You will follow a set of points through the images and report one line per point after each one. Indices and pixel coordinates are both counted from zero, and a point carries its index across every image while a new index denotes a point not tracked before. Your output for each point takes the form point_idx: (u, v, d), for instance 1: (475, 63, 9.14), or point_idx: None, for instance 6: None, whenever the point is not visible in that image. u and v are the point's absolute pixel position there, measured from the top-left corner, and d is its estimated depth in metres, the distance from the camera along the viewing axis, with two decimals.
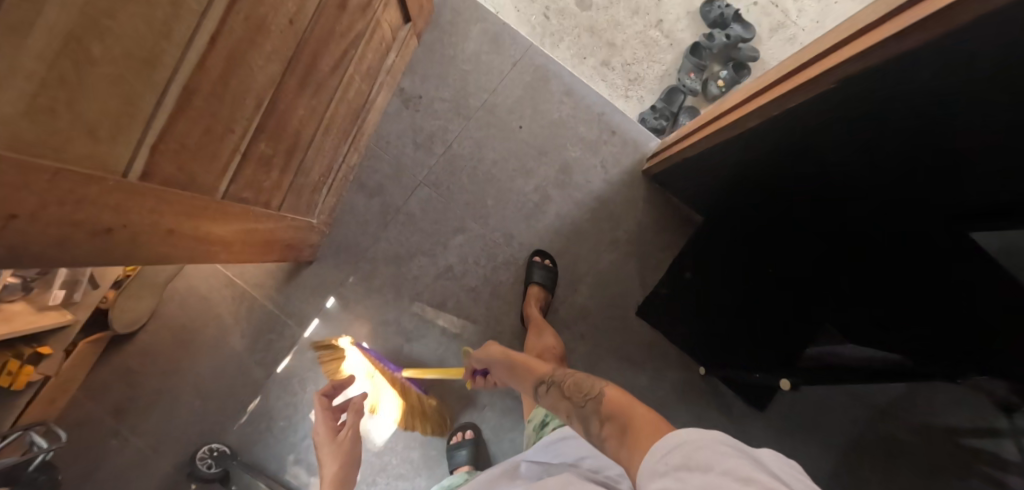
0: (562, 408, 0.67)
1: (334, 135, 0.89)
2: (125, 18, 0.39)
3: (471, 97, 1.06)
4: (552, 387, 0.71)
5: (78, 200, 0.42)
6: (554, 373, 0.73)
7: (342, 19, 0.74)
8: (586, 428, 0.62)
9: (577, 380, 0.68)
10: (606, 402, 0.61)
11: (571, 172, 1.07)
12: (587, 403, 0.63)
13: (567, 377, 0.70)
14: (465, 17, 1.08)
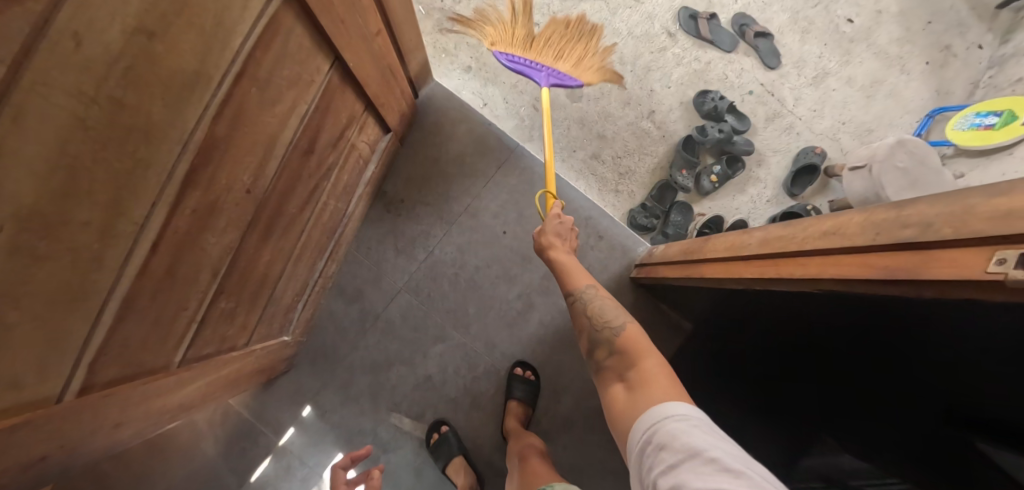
0: (581, 319, 0.72)
1: (310, 255, 0.86)
2: (36, 273, 0.36)
3: (453, 201, 1.05)
4: (575, 302, 0.74)
5: (7, 454, 0.39)
6: (584, 287, 0.75)
7: (311, 161, 0.72)
8: (591, 351, 0.68)
9: (601, 307, 0.70)
10: (620, 340, 0.65)
11: (556, 279, 1.05)
12: (603, 331, 0.67)
13: (590, 298, 0.73)
14: (450, 118, 1.07)
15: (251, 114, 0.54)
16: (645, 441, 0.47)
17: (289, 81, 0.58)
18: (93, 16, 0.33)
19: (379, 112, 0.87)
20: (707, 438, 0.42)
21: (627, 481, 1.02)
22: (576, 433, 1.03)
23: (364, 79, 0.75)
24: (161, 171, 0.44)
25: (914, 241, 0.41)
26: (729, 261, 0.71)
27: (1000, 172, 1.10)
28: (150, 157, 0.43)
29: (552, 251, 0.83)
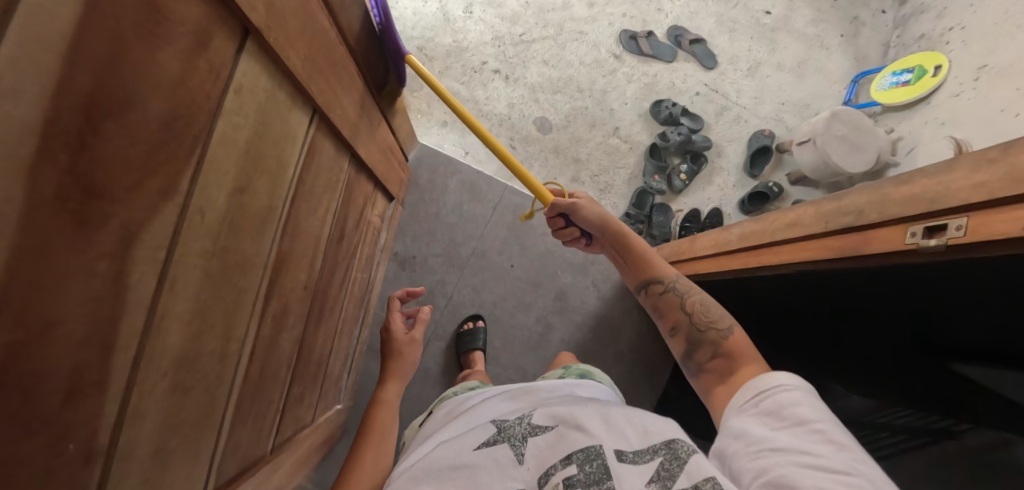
0: (676, 314, 0.67)
1: (348, 325, 0.93)
2: (184, 400, 0.45)
3: (460, 246, 1.14)
4: (668, 295, 0.69)
5: None
6: (676, 281, 0.70)
7: (342, 246, 0.80)
8: (688, 351, 0.64)
9: (705, 305, 0.65)
10: (727, 343, 0.61)
11: (568, 297, 1.14)
12: (708, 332, 0.63)
13: (691, 294, 0.68)
14: (441, 173, 1.17)
15: (302, 224, 0.63)
16: (741, 400, 0.53)
17: (324, 187, 0.68)
18: (207, 194, 0.42)
19: (384, 186, 0.96)
20: (813, 412, 0.47)
21: None
22: None
23: (371, 163, 0.85)
24: (251, 291, 0.53)
25: (855, 226, 0.55)
26: (717, 257, 0.84)
27: (921, 120, 1.29)
28: (244, 282, 0.52)
29: (631, 241, 0.76)
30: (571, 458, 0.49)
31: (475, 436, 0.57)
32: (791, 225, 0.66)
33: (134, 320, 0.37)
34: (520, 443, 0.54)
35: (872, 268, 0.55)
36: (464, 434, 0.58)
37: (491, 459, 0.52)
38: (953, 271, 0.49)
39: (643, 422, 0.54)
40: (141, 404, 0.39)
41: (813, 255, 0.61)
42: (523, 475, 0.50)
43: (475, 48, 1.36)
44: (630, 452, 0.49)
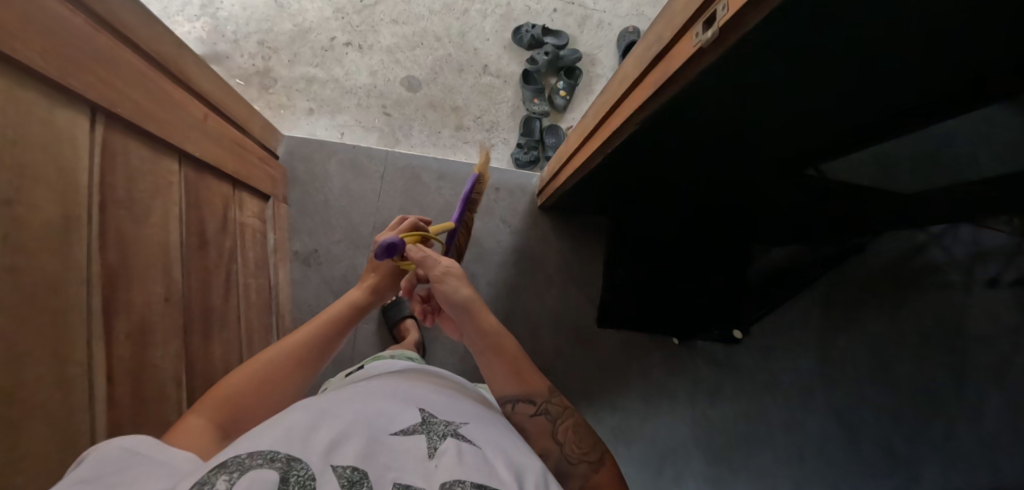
0: (546, 441, 0.63)
1: (258, 336, 0.90)
2: (30, 432, 0.44)
3: (360, 226, 1.09)
4: (539, 417, 0.64)
5: None
6: (545, 402, 0.66)
7: (210, 253, 0.76)
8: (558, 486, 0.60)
9: (578, 434, 0.63)
10: (596, 477, 0.60)
11: (482, 241, 1.12)
12: (579, 466, 0.61)
13: (563, 420, 0.65)
14: (318, 160, 1.11)
15: (130, 233, 0.59)
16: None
17: (150, 192, 0.64)
18: None
19: (249, 185, 0.91)
20: None
21: (621, 361, 1.18)
22: (569, 350, 1.14)
23: (214, 160, 0.79)
24: (80, 310, 0.51)
25: (659, 53, 0.55)
26: (587, 143, 0.84)
27: None
28: (61, 302, 0.48)
29: (501, 345, 0.68)
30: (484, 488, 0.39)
31: (396, 416, 0.47)
32: (625, 84, 0.66)
33: None
34: (441, 438, 0.44)
35: (692, 90, 0.57)
36: (386, 406, 0.48)
37: (402, 448, 0.42)
38: (751, 56, 0.49)
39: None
40: None
41: (644, 95, 0.61)
42: (429, 471, 0.40)
43: (318, 26, 1.29)
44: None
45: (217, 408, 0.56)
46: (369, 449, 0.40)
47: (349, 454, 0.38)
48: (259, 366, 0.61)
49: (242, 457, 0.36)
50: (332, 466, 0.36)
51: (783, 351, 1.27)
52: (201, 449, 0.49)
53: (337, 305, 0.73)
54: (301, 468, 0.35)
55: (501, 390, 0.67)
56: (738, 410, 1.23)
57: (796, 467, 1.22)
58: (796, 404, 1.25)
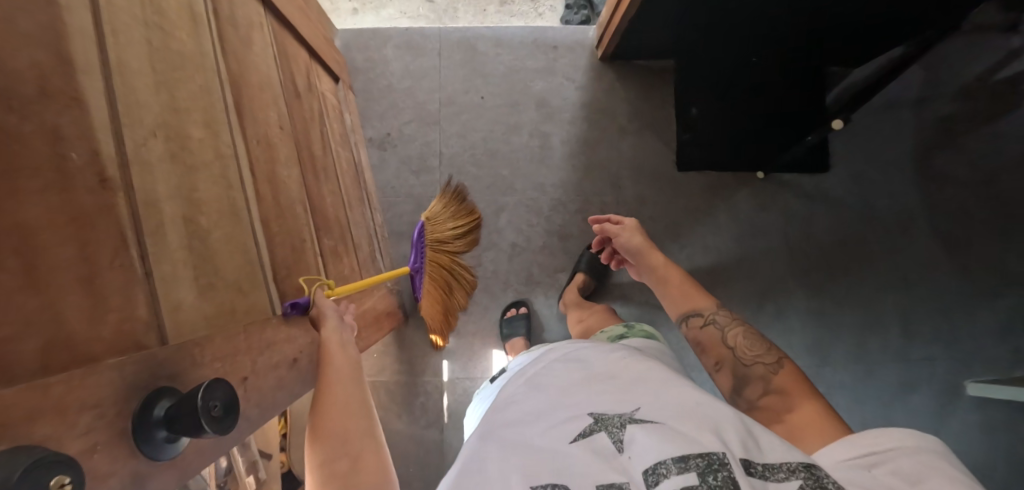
0: (718, 349, 0.67)
1: (356, 203, 0.92)
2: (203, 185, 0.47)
3: (427, 103, 1.09)
4: (709, 329, 0.69)
5: (265, 348, 0.48)
6: (713, 314, 0.70)
7: (304, 105, 0.78)
8: (736, 387, 0.64)
9: (748, 339, 0.66)
10: (776, 379, 0.61)
11: (549, 101, 1.10)
12: (754, 367, 0.63)
13: (732, 328, 0.68)
14: (374, 46, 1.10)
15: (240, 51, 0.61)
16: (844, 455, 0.43)
17: (246, 22, 0.65)
18: None
19: (321, 59, 0.92)
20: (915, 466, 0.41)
21: (709, 207, 1.13)
22: (654, 199, 1.11)
23: (290, 19, 0.80)
24: (216, 98, 0.53)
25: None
26: None
27: None
28: (201, 83, 0.51)
29: (668, 278, 0.79)
30: (687, 458, 0.38)
31: (564, 424, 0.45)
32: None
33: (89, 51, 0.36)
34: (621, 428, 0.43)
35: None
36: (553, 411, 0.48)
37: (591, 451, 0.42)
38: None
39: (764, 435, 0.42)
40: (145, 155, 0.40)
41: None
42: (625, 465, 0.40)
43: None
44: (758, 464, 0.38)
45: (326, 448, 0.45)
46: (558, 466, 0.40)
47: (541, 474, 0.40)
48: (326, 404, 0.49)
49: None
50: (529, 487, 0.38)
51: (879, 176, 1.20)
52: None
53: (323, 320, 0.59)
54: None
55: (671, 311, 0.76)
56: (837, 243, 1.18)
57: (898, 289, 1.19)
58: (894, 228, 1.20)
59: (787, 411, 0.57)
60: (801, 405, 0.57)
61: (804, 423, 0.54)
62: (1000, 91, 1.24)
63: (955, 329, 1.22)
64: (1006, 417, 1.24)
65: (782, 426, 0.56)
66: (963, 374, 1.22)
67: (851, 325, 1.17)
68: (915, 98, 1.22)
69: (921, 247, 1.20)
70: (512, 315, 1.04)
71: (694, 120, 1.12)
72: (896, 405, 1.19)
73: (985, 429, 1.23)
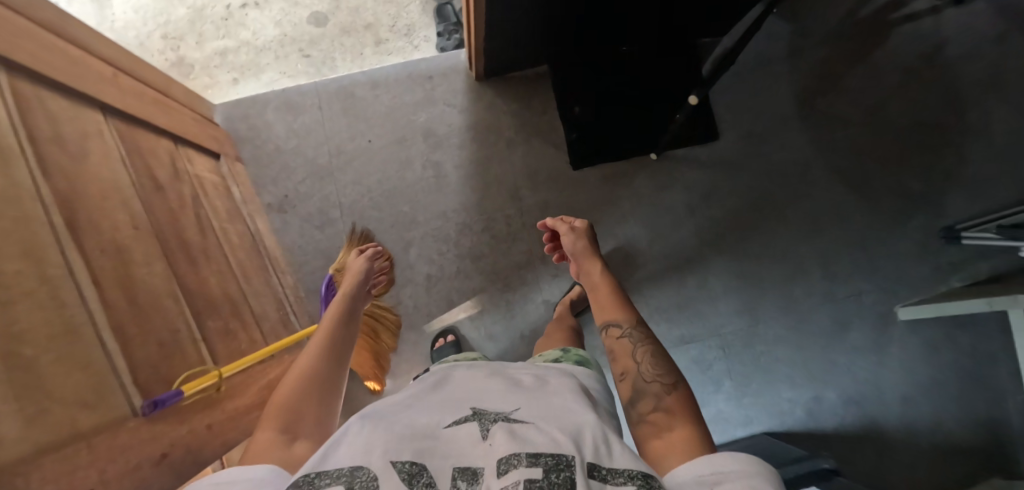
0: (626, 360, 0.65)
1: (256, 274, 0.94)
2: (26, 312, 0.47)
3: (318, 158, 1.11)
4: (623, 340, 0.67)
5: (118, 456, 0.50)
6: (632, 327, 0.68)
7: (170, 195, 0.80)
8: (632, 400, 0.61)
9: (655, 357, 0.63)
10: (668, 399, 0.58)
11: (434, 130, 1.13)
12: (653, 384, 0.60)
13: (645, 342, 0.65)
14: (254, 113, 1.12)
15: (70, 167, 0.63)
16: (696, 471, 0.45)
17: (80, 135, 0.67)
18: None
19: (191, 143, 0.95)
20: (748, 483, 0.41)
21: (613, 199, 1.16)
22: (557, 202, 1.14)
23: (141, 115, 0.82)
24: (40, 221, 0.54)
25: None
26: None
27: None
28: (21, 210, 0.52)
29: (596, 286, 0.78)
30: (540, 455, 0.39)
31: (448, 415, 0.47)
32: None
33: None
34: (492, 422, 0.45)
35: None
36: (445, 406, 0.50)
37: (458, 438, 0.44)
38: None
39: (621, 448, 0.43)
40: None
41: None
42: (484, 450, 0.41)
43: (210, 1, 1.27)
44: (602, 468, 0.40)
45: (276, 421, 0.53)
46: (423, 447, 0.41)
47: (404, 451, 0.40)
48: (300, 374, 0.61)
49: (313, 476, 0.39)
50: (392, 455, 0.39)
51: (770, 130, 1.23)
52: (273, 457, 0.47)
53: (324, 316, 0.74)
54: (363, 476, 0.37)
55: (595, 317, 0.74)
56: (746, 203, 1.20)
57: (811, 234, 1.23)
58: (794, 176, 1.23)
59: (667, 430, 0.55)
60: (680, 426, 0.54)
61: (675, 444, 0.53)
62: (864, 29, 1.30)
63: (875, 260, 1.25)
64: (941, 332, 1.28)
65: (660, 443, 0.54)
66: (892, 299, 1.25)
67: (775, 280, 1.20)
68: (790, 50, 1.26)
69: (825, 191, 1.24)
70: (440, 345, 1.06)
71: (579, 118, 1.15)
72: (834, 344, 1.22)
73: (924, 348, 1.26)
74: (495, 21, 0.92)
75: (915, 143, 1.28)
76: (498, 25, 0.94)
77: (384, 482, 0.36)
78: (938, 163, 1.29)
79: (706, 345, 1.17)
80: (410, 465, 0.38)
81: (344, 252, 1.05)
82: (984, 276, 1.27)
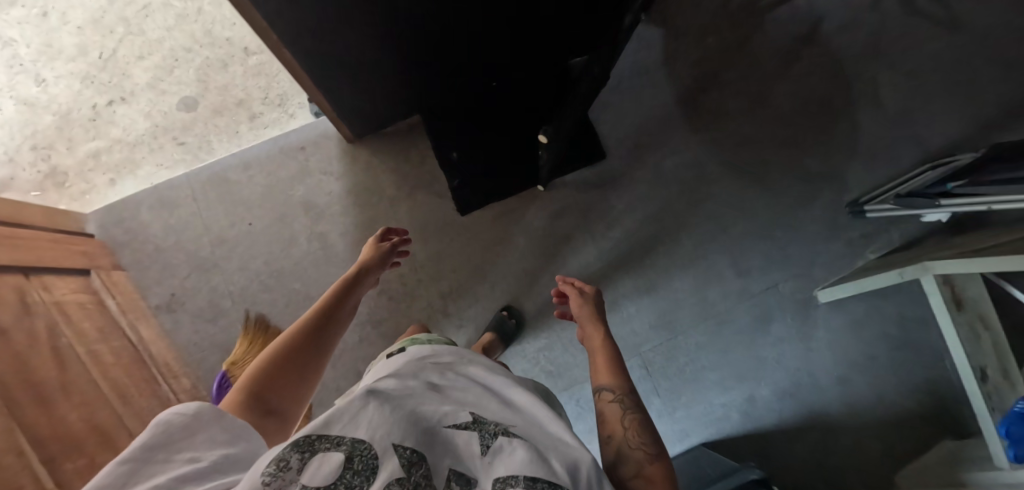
0: (613, 423, 0.57)
1: (139, 388, 0.92)
2: None
3: (199, 250, 1.09)
4: (614, 401, 0.60)
5: None
6: (624, 392, 0.62)
7: (20, 333, 0.76)
8: (611, 465, 0.54)
9: (645, 426, 0.56)
10: (651, 473, 0.51)
11: (314, 201, 1.10)
12: (639, 453, 0.53)
13: (639, 409, 0.59)
14: (128, 215, 1.10)
15: None
16: None
17: None
18: None
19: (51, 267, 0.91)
20: None
21: (508, 237, 1.14)
22: (450, 251, 1.12)
23: None
24: None
25: None
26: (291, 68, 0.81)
27: None
28: None
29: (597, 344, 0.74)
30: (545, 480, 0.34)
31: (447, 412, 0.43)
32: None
33: None
34: (495, 433, 0.41)
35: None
36: (447, 400, 0.46)
37: (455, 440, 0.39)
38: None
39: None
40: None
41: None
42: (481, 461, 0.37)
43: (75, 103, 1.24)
44: None
45: (262, 382, 0.54)
46: (428, 439, 0.38)
47: (407, 436, 0.36)
48: (296, 344, 0.62)
49: (312, 436, 0.33)
50: (395, 438, 0.35)
51: (659, 137, 1.22)
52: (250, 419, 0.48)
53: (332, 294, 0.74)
54: (365, 450, 0.33)
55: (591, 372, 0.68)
56: (645, 215, 1.18)
57: (716, 234, 1.20)
58: (689, 179, 1.21)
59: None
60: None
61: None
62: (738, 19, 1.30)
63: (785, 248, 1.23)
64: (864, 307, 1.26)
65: None
66: (810, 283, 1.24)
67: (688, 286, 1.18)
68: (666, 54, 1.26)
69: (723, 188, 1.22)
70: None
71: (459, 163, 1.12)
72: (759, 340, 1.20)
73: (851, 324, 1.25)
74: (335, 90, 0.92)
75: (803, 124, 1.29)
76: (339, 92, 0.93)
77: (384, 464, 0.32)
78: (831, 139, 1.30)
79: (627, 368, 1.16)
80: (412, 453, 0.34)
81: (240, 345, 1.02)
82: (898, 242, 1.27)
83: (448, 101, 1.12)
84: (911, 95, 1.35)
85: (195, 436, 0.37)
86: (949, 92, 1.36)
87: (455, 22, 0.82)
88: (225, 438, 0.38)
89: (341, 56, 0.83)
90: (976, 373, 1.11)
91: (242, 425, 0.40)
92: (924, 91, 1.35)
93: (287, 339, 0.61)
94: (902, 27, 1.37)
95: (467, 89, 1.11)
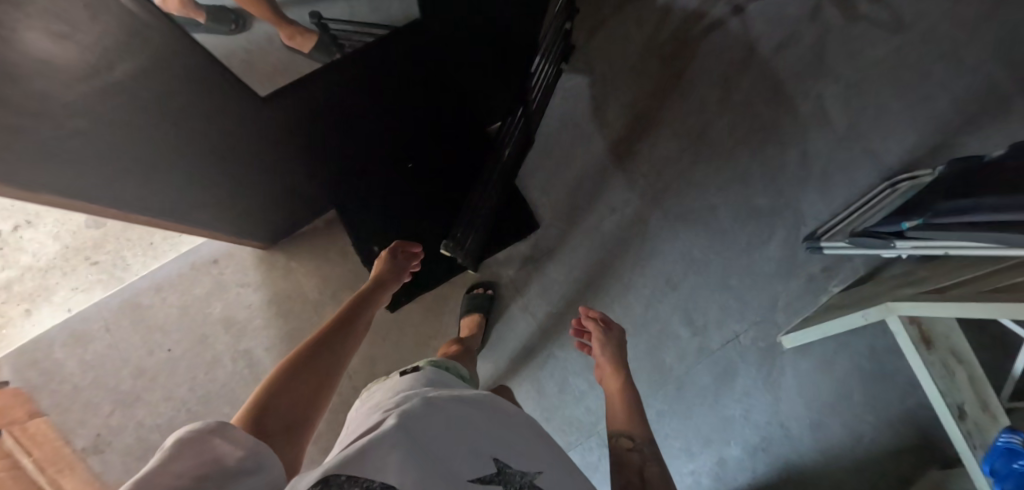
0: (631, 474, 0.62)
1: None
2: None
3: (122, 384, 1.03)
4: (631, 452, 0.65)
5: None
6: (644, 444, 0.67)
7: None
8: None
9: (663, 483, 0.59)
10: None
11: (235, 316, 1.04)
12: None
13: (655, 466, 0.63)
14: (42, 356, 1.04)
15: None
16: None
17: None
18: None
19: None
20: None
21: (443, 328, 1.06)
22: (382, 351, 1.06)
23: None
24: None
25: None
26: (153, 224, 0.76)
27: None
28: None
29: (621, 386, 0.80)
30: None
31: (474, 458, 0.35)
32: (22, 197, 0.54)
33: None
34: None
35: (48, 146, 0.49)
36: (475, 434, 0.38)
37: None
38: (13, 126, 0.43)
39: None
40: None
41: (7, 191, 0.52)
42: None
43: None
44: None
45: (277, 396, 0.49)
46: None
47: None
48: (313, 356, 0.57)
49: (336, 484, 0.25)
50: None
51: (594, 193, 1.14)
52: (266, 431, 0.43)
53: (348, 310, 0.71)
54: None
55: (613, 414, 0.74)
56: (587, 284, 1.11)
57: (666, 292, 1.13)
58: (632, 237, 1.13)
59: None
60: None
61: None
62: (666, 55, 1.23)
63: (741, 296, 1.16)
64: (834, 345, 1.19)
65: None
66: (773, 329, 1.16)
67: (638, 352, 1.12)
68: (593, 103, 1.18)
69: (668, 241, 1.14)
70: None
71: (380, 256, 1.05)
72: (722, 397, 1.13)
73: (822, 365, 1.18)
74: (220, 221, 0.87)
75: (750, 157, 1.21)
76: (227, 221, 0.88)
77: None
78: (781, 168, 1.22)
79: (587, 448, 1.07)
80: None
81: None
82: (861, 272, 1.19)
83: (364, 186, 1.05)
84: (860, 107, 1.28)
85: (213, 446, 0.30)
86: (901, 98, 1.28)
87: (344, 96, 0.79)
88: (243, 463, 0.30)
89: (218, 176, 0.77)
90: (955, 412, 1.03)
91: (259, 444, 0.32)
92: (874, 101, 1.28)
93: (292, 358, 0.55)
94: (843, 37, 1.30)
95: (383, 168, 1.04)
